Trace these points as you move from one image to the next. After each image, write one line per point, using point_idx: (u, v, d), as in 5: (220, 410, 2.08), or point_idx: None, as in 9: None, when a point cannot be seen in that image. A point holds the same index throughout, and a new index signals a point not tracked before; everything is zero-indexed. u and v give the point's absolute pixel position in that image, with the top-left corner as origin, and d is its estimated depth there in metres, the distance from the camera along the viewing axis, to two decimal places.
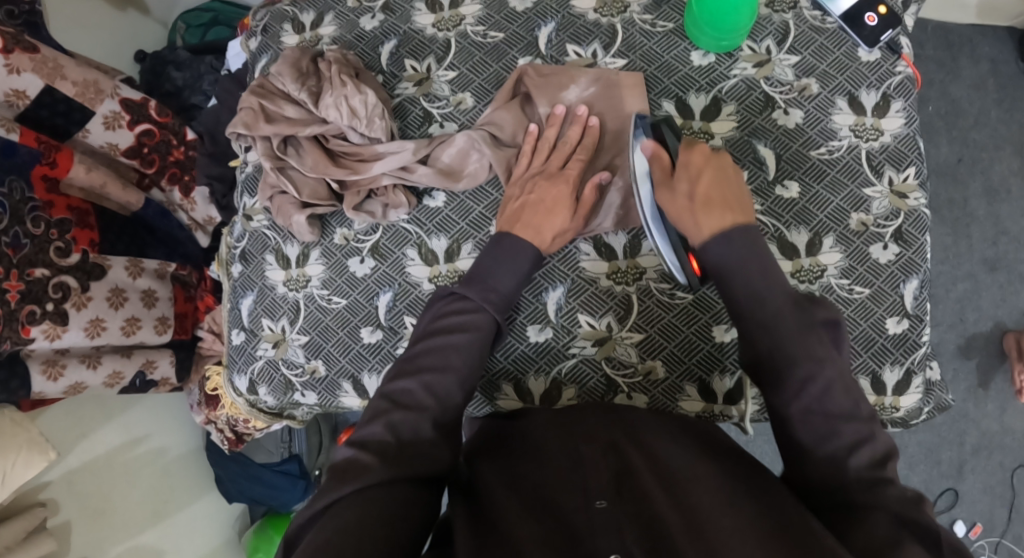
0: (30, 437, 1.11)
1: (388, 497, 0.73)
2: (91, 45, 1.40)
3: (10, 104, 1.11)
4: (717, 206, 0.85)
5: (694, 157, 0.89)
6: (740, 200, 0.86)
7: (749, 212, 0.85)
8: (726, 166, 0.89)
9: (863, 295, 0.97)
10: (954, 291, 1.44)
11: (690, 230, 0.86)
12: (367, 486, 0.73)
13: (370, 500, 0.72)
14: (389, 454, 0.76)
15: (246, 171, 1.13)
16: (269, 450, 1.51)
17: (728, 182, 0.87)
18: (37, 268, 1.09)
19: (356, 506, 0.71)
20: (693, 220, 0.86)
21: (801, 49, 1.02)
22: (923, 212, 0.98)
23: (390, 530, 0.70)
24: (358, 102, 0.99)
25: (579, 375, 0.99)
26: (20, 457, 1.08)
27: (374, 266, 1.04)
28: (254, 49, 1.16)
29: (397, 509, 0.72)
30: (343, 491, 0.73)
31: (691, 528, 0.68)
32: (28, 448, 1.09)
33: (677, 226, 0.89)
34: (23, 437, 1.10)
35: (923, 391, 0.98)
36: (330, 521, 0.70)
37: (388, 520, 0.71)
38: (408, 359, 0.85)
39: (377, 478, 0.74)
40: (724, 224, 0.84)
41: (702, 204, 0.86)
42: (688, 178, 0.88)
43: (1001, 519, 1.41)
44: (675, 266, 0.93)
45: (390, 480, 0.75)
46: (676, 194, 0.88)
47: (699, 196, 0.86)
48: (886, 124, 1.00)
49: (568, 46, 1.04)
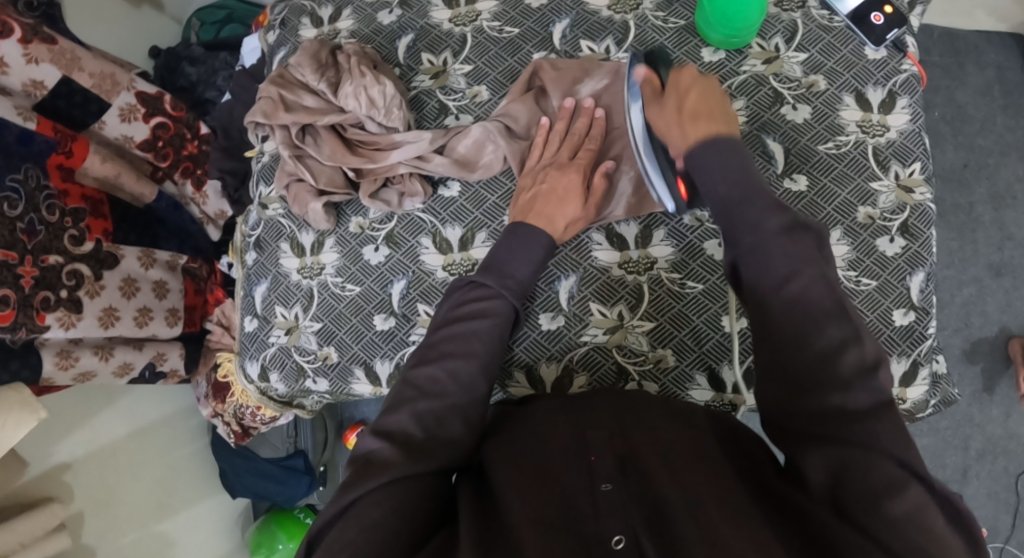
0: (22, 398, 1.03)
1: (410, 492, 0.74)
2: (106, 40, 1.42)
3: (28, 94, 1.11)
4: (702, 117, 0.90)
5: (684, 77, 0.94)
6: (725, 112, 0.91)
7: (733, 126, 0.90)
8: (713, 87, 0.94)
9: (870, 287, 0.99)
10: (960, 296, 1.47)
11: (676, 142, 0.91)
12: (392, 480, 0.74)
13: (395, 497, 0.73)
14: (413, 449, 0.76)
15: (262, 161, 1.15)
16: (274, 445, 1.51)
17: (715, 99, 0.92)
18: (51, 255, 1.10)
19: (380, 502, 0.72)
20: (681, 131, 0.91)
21: (809, 47, 1.04)
22: (928, 207, 1.00)
23: (407, 522, 0.72)
24: (377, 92, 1.01)
25: (591, 363, 1.00)
26: (8, 417, 1.01)
27: (388, 254, 1.05)
28: (272, 42, 1.18)
29: (413, 501, 0.73)
30: (368, 486, 0.73)
31: (693, 508, 0.69)
32: (19, 408, 1.02)
33: (665, 140, 0.93)
34: (14, 398, 1.03)
35: (929, 383, 0.99)
36: (356, 520, 0.71)
37: (406, 514, 0.72)
38: (430, 346, 0.85)
39: (399, 472, 0.74)
40: (708, 132, 0.88)
41: (688, 117, 0.91)
42: (677, 94, 0.94)
43: (1005, 525, 1.42)
44: (664, 193, 0.96)
45: (410, 473, 0.75)
46: (665, 109, 0.93)
47: (687, 110, 0.91)
48: (892, 121, 1.02)
49: (582, 41, 1.07)
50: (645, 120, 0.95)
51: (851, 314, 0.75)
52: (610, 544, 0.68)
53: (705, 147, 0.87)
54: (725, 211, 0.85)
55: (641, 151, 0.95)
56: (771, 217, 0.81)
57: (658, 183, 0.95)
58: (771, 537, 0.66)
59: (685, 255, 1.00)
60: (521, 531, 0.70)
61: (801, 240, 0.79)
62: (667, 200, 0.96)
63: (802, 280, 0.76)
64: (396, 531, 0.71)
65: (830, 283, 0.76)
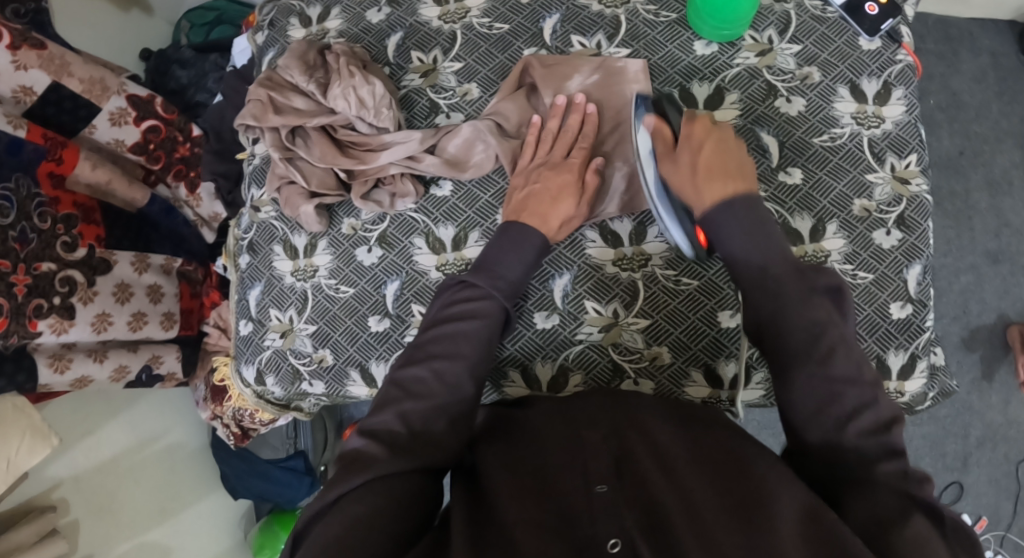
0: (32, 424, 1.11)
1: (398, 490, 0.74)
2: (96, 44, 1.42)
3: (17, 101, 1.11)
4: (718, 175, 0.89)
5: (696, 129, 0.93)
6: (742, 165, 0.90)
7: (750, 180, 0.89)
8: (727, 136, 0.93)
9: (867, 280, 0.98)
10: (958, 284, 1.46)
11: (693, 200, 0.91)
12: (377, 477, 0.73)
13: (382, 496, 0.72)
14: (399, 445, 0.76)
15: (253, 164, 1.14)
16: (274, 446, 1.51)
17: (731, 153, 0.91)
18: (43, 263, 1.09)
19: (369, 501, 0.71)
20: (696, 189, 0.90)
21: (803, 38, 1.03)
22: (925, 198, 0.99)
23: (395, 524, 0.71)
24: (366, 93, 1.00)
25: (586, 362, 1.00)
26: (23, 444, 1.09)
27: (381, 255, 1.05)
28: (260, 43, 1.18)
29: (402, 501, 0.73)
30: (352, 482, 0.73)
31: (689, 513, 0.69)
32: (31, 435, 1.10)
33: (681, 196, 0.92)
34: (25, 423, 1.10)
35: (927, 375, 0.99)
36: (341, 514, 0.70)
37: (395, 512, 0.72)
38: (418, 347, 0.84)
39: (386, 470, 0.74)
40: (725, 193, 0.87)
41: (702, 173, 0.90)
42: (690, 148, 0.92)
43: (1006, 512, 1.41)
44: (682, 239, 0.94)
45: (399, 472, 0.75)
46: (680, 165, 0.92)
47: (701, 166, 0.90)
48: (887, 112, 1.01)
49: (572, 37, 1.05)
50: (658, 171, 0.94)
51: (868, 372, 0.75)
52: (606, 547, 0.68)
53: (723, 208, 0.86)
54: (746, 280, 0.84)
55: (656, 201, 0.94)
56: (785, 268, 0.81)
57: (676, 232, 0.94)
58: (769, 534, 0.66)
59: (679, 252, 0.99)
60: (516, 531, 0.70)
61: (821, 305, 0.79)
62: (686, 246, 0.94)
63: (825, 343, 0.76)
64: (382, 526, 0.70)
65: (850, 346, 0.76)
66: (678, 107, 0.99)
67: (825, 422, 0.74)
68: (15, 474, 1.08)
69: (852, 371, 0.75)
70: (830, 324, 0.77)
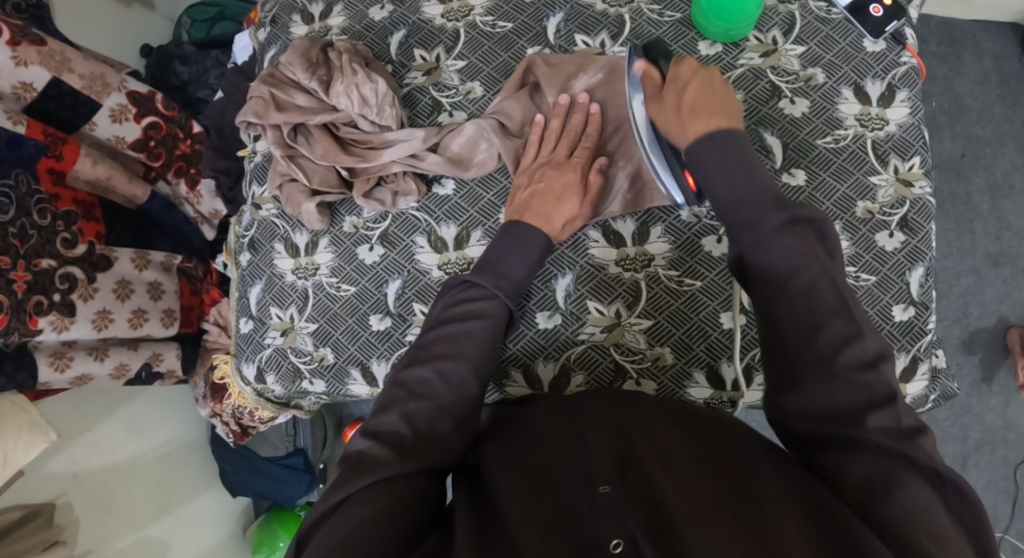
0: (31, 420, 1.08)
1: (403, 491, 0.73)
2: (97, 40, 1.41)
3: (17, 97, 1.10)
4: (702, 113, 0.88)
5: (683, 70, 0.93)
6: (727, 105, 0.89)
7: (735, 118, 0.88)
8: (714, 78, 0.92)
9: (869, 282, 0.98)
10: (958, 286, 1.46)
11: (678, 138, 0.90)
12: (382, 479, 0.73)
13: (386, 498, 0.72)
14: (402, 447, 0.76)
15: (254, 161, 1.13)
16: (274, 444, 1.52)
17: (717, 93, 0.90)
18: (44, 259, 1.08)
19: (374, 503, 0.71)
20: (680, 127, 0.89)
21: (807, 40, 1.03)
22: (928, 201, 0.99)
23: (400, 527, 0.71)
24: (369, 90, 1.00)
25: (588, 362, 0.99)
26: (20, 438, 1.06)
27: (383, 254, 1.04)
28: (262, 40, 1.17)
29: (407, 502, 0.73)
30: (357, 485, 0.72)
31: (694, 510, 0.69)
32: (29, 430, 1.07)
33: (668, 136, 0.91)
34: (23, 419, 1.08)
35: (928, 378, 0.99)
36: (346, 518, 0.70)
37: (403, 517, 0.72)
38: (421, 347, 0.84)
39: (390, 472, 0.74)
40: (709, 128, 0.86)
41: (687, 110, 0.89)
42: (676, 88, 0.92)
43: (1004, 515, 1.41)
44: (672, 186, 0.94)
45: (403, 474, 0.74)
46: (665, 104, 0.91)
47: (686, 105, 0.90)
48: (891, 114, 1.01)
49: (576, 36, 1.05)
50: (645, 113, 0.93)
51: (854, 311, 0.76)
52: (608, 547, 0.67)
53: (706, 142, 0.86)
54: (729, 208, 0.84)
55: (645, 143, 0.94)
56: (773, 213, 0.80)
57: (665, 178, 0.93)
58: (774, 534, 0.65)
59: (682, 252, 0.99)
60: (518, 531, 0.70)
61: (804, 238, 0.79)
62: (677, 192, 0.94)
63: (819, 311, 0.75)
64: (387, 528, 0.70)
65: (835, 282, 0.76)
66: (665, 54, 0.98)
67: (812, 356, 0.74)
68: (12, 470, 1.05)
69: (837, 313, 0.75)
70: (814, 257, 0.77)
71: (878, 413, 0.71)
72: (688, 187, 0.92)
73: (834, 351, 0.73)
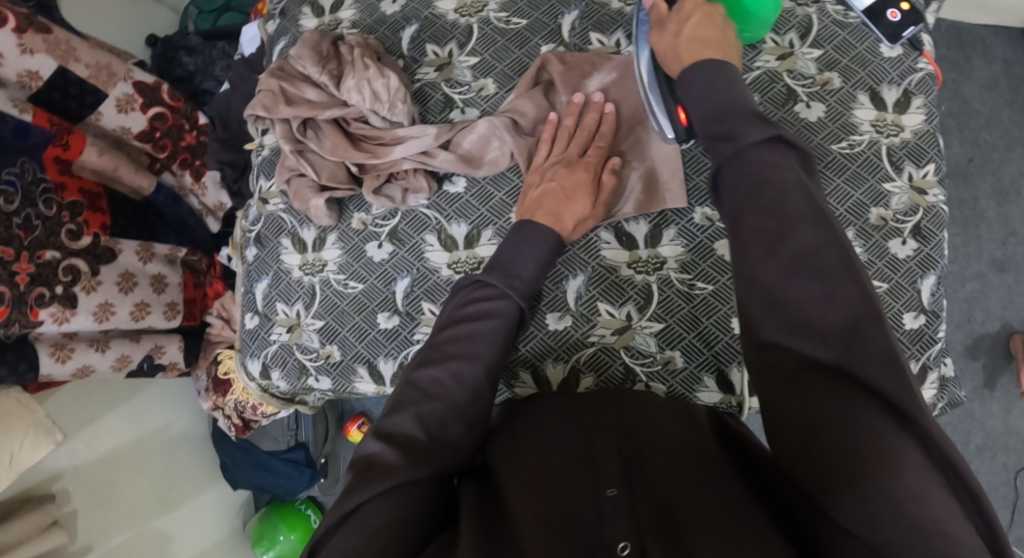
0: (37, 419, 1.10)
1: (414, 497, 0.72)
2: (103, 29, 1.40)
3: (23, 86, 1.09)
4: (699, 39, 0.87)
5: (687, 3, 0.90)
6: (725, 41, 0.87)
7: (730, 53, 0.86)
8: (720, 14, 0.89)
9: (881, 290, 0.97)
10: (963, 291, 1.45)
11: (672, 64, 0.89)
12: (393, 486, 0.72)
13: (398, 505, 0.71)
14: (415, 451, 0.75)
15: (262, 155, 1.12)
16: (275, 439, 1.49)
17: (718, 28, 0.88)
18: (47, 251, 1.07)
19: (385, 510, 0.70)
20: (676, 58, 0.88)
21: (823, 44, 1.02)
22: (941, 209, 0.98)
23: (410, 534, 0.70)
24: (381, 86, 0.98)
25: (598, 364, 0.99)
26: (27, 439, 1.08)
27: (392, 251, 1.03)
28: (272, 32, 1.16)
29: (415, 507, 0.72)
30: (371, 492, 0.71)
31: (705, 512, 0.69)
32: (35, 430, 1.09)
33: (664, 67, 0.91)
34: (29, 419, 1.09)
35: (936, 386, 0.98)
36: (359, 526, 0.69)
37: (414, 524, 0.71)
38: (434, 347, 0.83)
39: (403, 479, 0.72)
40: (701, 58, 0.85)
41: (684, 36, 0.88)
42: (678, 20, 0.89)
43: (1003, 520, 1.41)
44: (664, 119, 0.94)
45: (415, 480, 0.73)
46: (666, 34, 0.90)
47: (684, 35, 0.88)
48: (907, 120, 1.00)
49: (591, 34, 1.04)
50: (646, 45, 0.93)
51: (830, 219, 0.70)
52: (615, 549, 0.67)
53: (696, 69, 0.84)
54: (710, 126, 0.80)
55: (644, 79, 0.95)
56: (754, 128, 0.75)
57: (657, 110, 0.94)
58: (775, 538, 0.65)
59: (695, 256, 0.98)
60: (524, 533, 0.70)
61: (782, 154, 0.74)
62: (667, 125, 0.94)
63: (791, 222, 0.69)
64: (398, 536, 0.69)
65: (811, 194, 0.71)
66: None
67: (780, 274, 0.69)
68: (17, 471, 1.06)
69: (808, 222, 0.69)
70: (789, 173, 0.72)
71: (868, 343, 0.64)
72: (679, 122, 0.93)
73: (796, 270, 0.68)
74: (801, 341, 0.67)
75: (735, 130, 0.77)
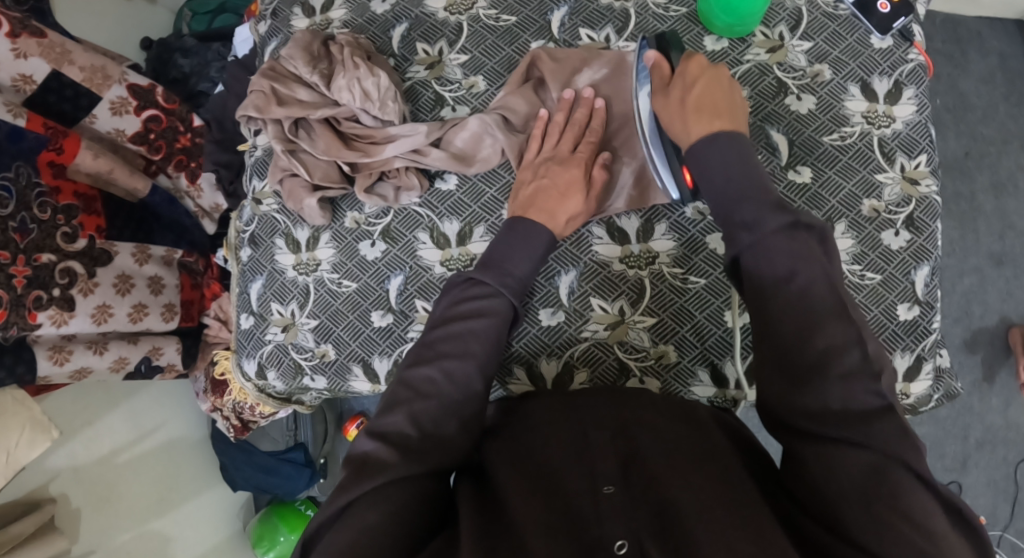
0: (33, 417, 1.11)
1: (409, 493, 0.73)
2: (97, 32, 1.40)
3: (17, 90, 1.10)
4: (707, 111, 0.87)
5: (691, 67, 0.91)
6: (732, 107, 0.88)
7: (738, 120, 0.87)
8: (722, 77, 0.91)
9: (874, 281, 0.97)
10: (961, 285, 1.45)
11: (679, 134, 0.89)
12: (387, 482, 0.72)
13: (392, 501, 0.71)
14: (409, 449, 0.75)
15: (255, 155, 1.12)
16: (274, 438, 1.51)
17: (723, 93, 0.89)
18: (44, 254, 1.07)
19: (378, 507, 0.71)
20: (683, 126, 0.88)
21: (814, 35, 1.02)
22: (934, 199, 0.98)
23: (406, 530, 0.71)
24: (371, 85, 0.98)
25: (591, 359, 0.99)
26: (23, 437, 1.08)
27: (385, 250, 1.04)
28: (263, 33, 1.16)
29: (410, 503, 0.72)
30: (363, 488, 0.71)
31: (701, 510, 0.69)
32: (31, 428, 1.09)
33: (670, 132, 0.90)
34: (25, 416, 1.10)
35: (932, 378, 0.98)
36: (353, 521, 0.69)
37: (411, 521, 0.71)
38: (426, 345, 0.83)
39: (397, 475, 0.73)
40: (710, 128, 0.85)
41: (694, 108, 0.88)
42: (683, 85, 0.90)
43: (1003, 514, 1.41)
44: (669, 180, 0.94)
45: (409, 476, 0.74)
46: (670, 100, 0.90)
47: (690, 103, 0.88)
48: (898, 111, 1.00)
49: (581, 30, 1.04)
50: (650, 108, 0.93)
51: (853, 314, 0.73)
52: (613, 548, 0.67)
53: (707, 142, 0.85)
54: (726, 207, 0.82)
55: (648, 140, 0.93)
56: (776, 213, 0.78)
57: (663, 171, 0.93)
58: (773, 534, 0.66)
59: (687, 250, 0.98)
60: (524, 532, 0.69)
61: (808, 240, 0.76)
62: (673, 186, 0.94)
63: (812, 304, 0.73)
64: (393, 531, 0.70)
65: (834, 284, 0.74)
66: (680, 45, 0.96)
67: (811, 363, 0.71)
68: (15, 467, 1.07)
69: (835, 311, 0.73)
70: (815, 259, 0.75)
71: (888, 417, 0.68)
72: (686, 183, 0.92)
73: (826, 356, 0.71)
74: (825, 410, 0.70)
75: (752, 212, 0.79)
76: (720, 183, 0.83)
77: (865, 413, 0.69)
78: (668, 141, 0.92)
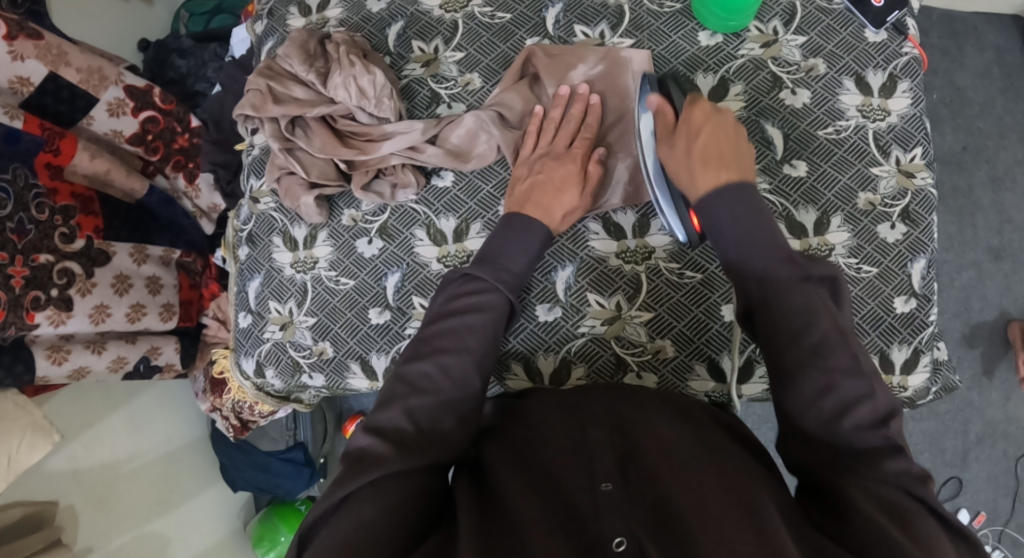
0: (34, 421, 1.11)
1: (406, 487, 0.73)
2: (94, 34, 1.40)
3: (14, 91, 1.11)
4: (714, 165, 0.87)
5: (696, 114, 0.91)
6: (739, 157, 0.88)
7: (746, 171, 0.87)
8: (726, 124, 0.91)
9: (871, 274, 0.97)
10: (959, 279, 1.45)
11: (688, 186, 0.89)
12: (384, 476, 0.73)
13: (387, 495, 0.72)
14: (405, 443, 0.75)
15: (252, 154, 1.13)
16: (274, 438, 1.50)
17: (729, 142, 0.89)
18: (41, 254, 1.08)
19: (374, 501, 0.71)
20: (692, 178, 0.88)
21: (808, 30, 1.02)
22: (930, 192, 0.99)
23: (404, 523, 0.71)
24: (367, 82, 0.99)
25: (588, 355, 0.99)
26: (24, 441, 1.08)
27: (382, 247, 1.04)
28: (260, 33, 1.16)
29: (406, 497, 0.72)
30: (360, 481, 0.72)
31: (698, 509, 0.69)
32: (32, 432, 1.09)
33: (677, 182, 0.91)
34: (26, 421, 1.10)
35: (930, 370, 0.98)
36: (348, 515, 0.70)
37: (407, 513, 0.71)
38: (422, 340, 0.83)
39: (393, 469, 0.73)
40: (719, 183, 0.86)
41: (699, 159, 0.88)
42: (688, 134, 0.90)
43: (1005, 508, 1.41)
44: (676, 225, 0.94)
45: (406, 470, 0.74)
46: (676, 150, 0.90)
47: (697, 154, 0.89)
48: (893, 104, 1.00)
49: (575, 26, 1.04)
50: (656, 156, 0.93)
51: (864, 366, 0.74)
52: (611, 545, 0.67)
53: (717, 196, 0.86)
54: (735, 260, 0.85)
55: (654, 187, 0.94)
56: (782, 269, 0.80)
57: (670, 217, 0.94)
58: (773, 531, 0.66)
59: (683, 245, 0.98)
60: (524, 528, 0.69)
61: (816, 293, 0.78)
62: (679, 231, 0.94)
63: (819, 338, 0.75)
64: (389, 525, 0.70)
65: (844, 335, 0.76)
66: (683, 87, 0.96)
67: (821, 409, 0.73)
68: (16, 472, 1.06)
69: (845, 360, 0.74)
70: (823, 308, 0.77)
71: (894, 458, 0.70)
72: (692, 228, 0.93)
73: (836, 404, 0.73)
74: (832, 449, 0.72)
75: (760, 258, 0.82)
76: (727, 238, 0.85)
77: (870, 450, 0.71)
78: (674, 188, 0.93)
